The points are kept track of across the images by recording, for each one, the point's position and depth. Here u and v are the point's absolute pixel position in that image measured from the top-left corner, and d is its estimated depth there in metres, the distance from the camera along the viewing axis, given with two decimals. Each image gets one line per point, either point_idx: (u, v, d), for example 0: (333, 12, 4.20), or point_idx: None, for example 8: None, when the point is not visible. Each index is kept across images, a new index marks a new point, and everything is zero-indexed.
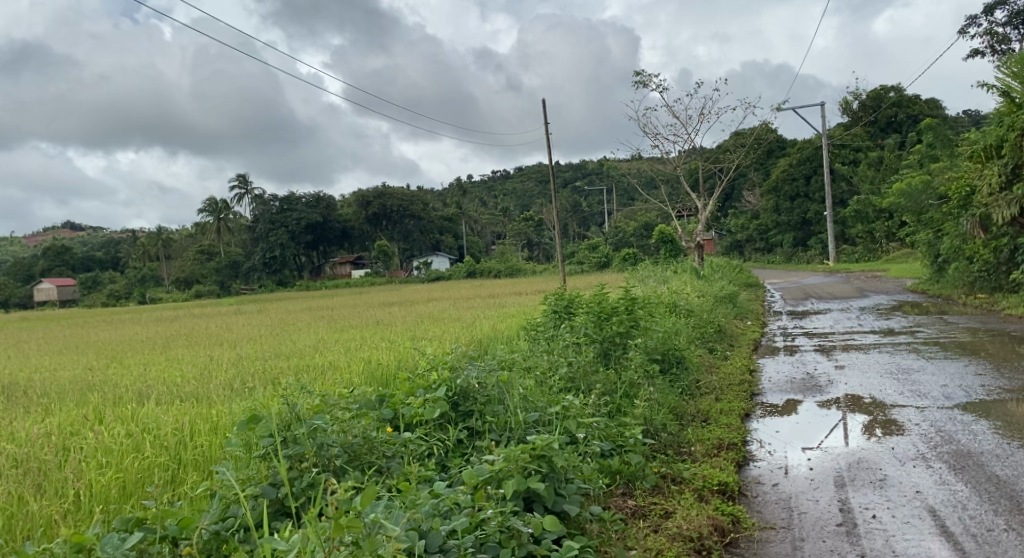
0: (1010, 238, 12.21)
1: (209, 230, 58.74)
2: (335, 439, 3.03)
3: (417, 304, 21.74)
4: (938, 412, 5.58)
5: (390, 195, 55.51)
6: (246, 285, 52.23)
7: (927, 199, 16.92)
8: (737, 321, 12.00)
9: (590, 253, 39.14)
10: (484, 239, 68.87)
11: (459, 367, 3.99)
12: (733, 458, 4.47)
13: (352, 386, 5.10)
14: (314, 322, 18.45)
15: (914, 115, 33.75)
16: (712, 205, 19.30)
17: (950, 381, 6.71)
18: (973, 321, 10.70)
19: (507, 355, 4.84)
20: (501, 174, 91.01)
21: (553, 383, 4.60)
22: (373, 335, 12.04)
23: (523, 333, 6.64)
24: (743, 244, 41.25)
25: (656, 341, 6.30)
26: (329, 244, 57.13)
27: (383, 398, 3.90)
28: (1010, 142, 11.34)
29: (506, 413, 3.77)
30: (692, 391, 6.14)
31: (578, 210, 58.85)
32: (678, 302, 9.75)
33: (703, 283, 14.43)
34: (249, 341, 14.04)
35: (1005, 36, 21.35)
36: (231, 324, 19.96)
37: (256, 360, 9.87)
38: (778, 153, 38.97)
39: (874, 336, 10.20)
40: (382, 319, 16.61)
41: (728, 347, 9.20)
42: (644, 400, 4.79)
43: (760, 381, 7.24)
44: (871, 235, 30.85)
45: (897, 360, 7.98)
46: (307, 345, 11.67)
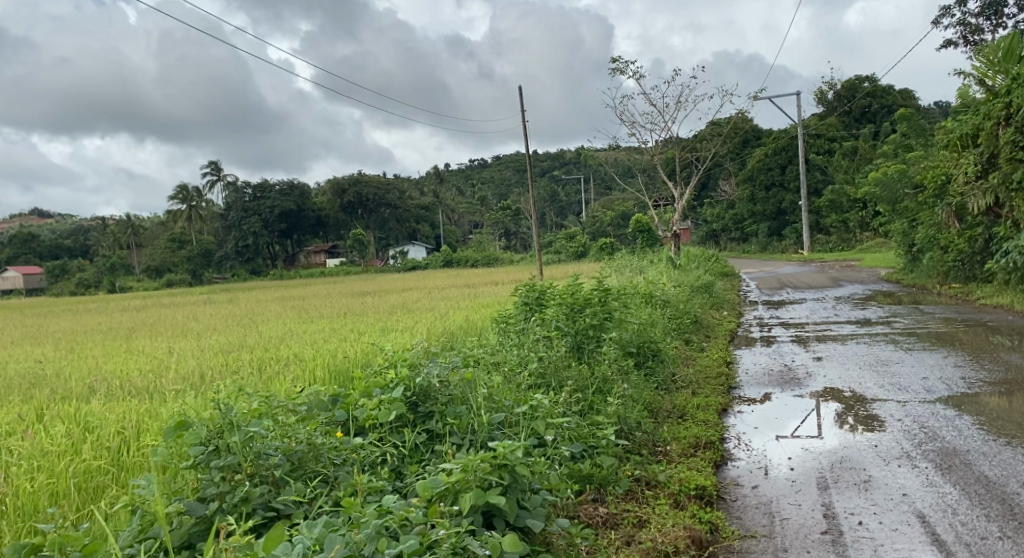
0: (985, 227, 12.16)
1: (180, 218, 57.59)
2: (274, 448, 2.75)
3: (392, 294, 21.44)
4: (920, 407, 5.41)
5: (365, 183, 54.83)
6: (219, 274, 51.30)
7: (903, 188, 16.92)
8: (714, 312, 11.84)
9: (567, 242, 38.97)
10: (460, 229, 68.49)
11: (419, 363, 3.69)
12: (710, 458, 4.24)
13: (309, 383, 4.79)
14: (284, 312, 18.03)
15: (888, 105, 34.06)
16: (689, 194, 19.11)
17: (930, 373, 6.55)
18: (949, 311, 10.65)
19: (473, 351, 4.57)
20: (478, 163, 90.60)
21: (522, 380, 4.32)
22: (343, 326, 11.67)
23: (493, 326, 6.37)
24: (719, 234, 41.38)
25: (631, 333, 6.07)
26: (303, 232, 56.33)
27: (336, 398, 3.61)
28: (986, 131, 11.27)
29: (469, 412, 3.50)
30: (667, 385, 5.95)
31: (555, 200, 58.68)
32: (654, 292, 9.53)
33: (680, 272, 14.27)
34: (215, 332, 13.61)
35: (978, 26, 21.41)
36: (198, 315, 19.44)
37: (218, 353, 9.47)
38: (754, 143, 39.05)
39: (851, 326, 10.11)
40: (353, 310, 16.22)
41: (704, 338, 9.03)
42: (617, 397, 4.54)
43: (737, 374, 7.04)
44: (845, 226, 31.00)
45: (875, 352, 7.83)
46: (274, 337, 11.31)
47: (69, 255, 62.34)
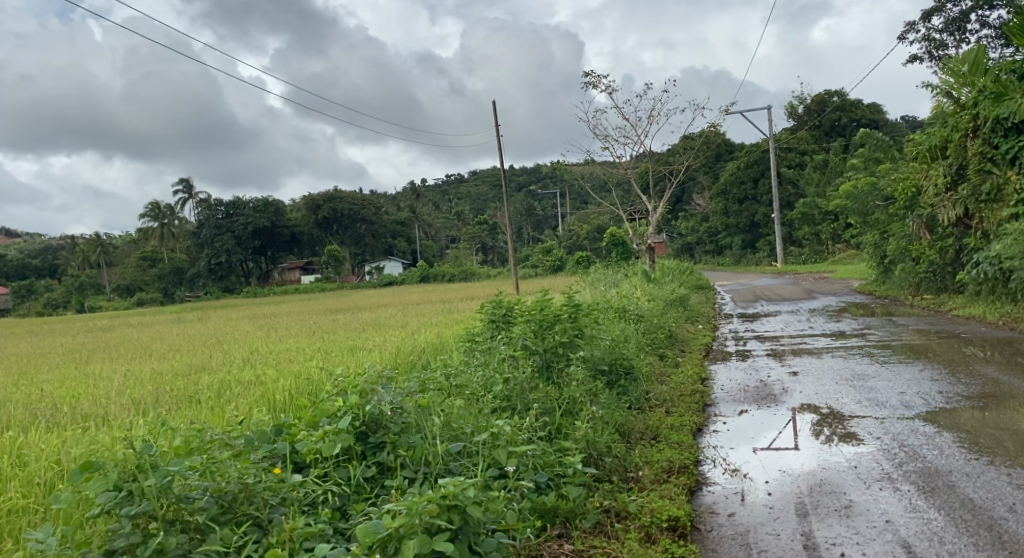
0: (956, 238, 12.14)
1: (151, 236, 56.66)
2: (202, 490, 2.52)
3: (365, 310, 21.09)
4: (899, 424, 5.24)
5: (339, 199, 54.39)
6: (190, 292, 50.43)
7: (874, 200, 17.02)
8: (689, 325, 11.71)
9: (544, 256, 38.89)
10: (438, 244, 68.18)
11: (371, 390, 3.42)
12: (684, 483, 4.02)
13: (258, 412, 4.48)
14: (254, 330, 17.61)
15: (856, 119, 34.65)
16: (663, 207, 19.05)
17: (907, 388, 6.41)
18: (923, 323, 10.59)
19: (433, 376, 4.32)
20: (456, 178, 90.66)
21: (486, 405, 4.07)
22: (310, 346, 11.34)
23: (458, 346, 6.11)
24: (693, 247, 41.55)
25: (602, 352, 5.87)
26: (277, 249, 55.63)
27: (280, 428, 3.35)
28: (955, 142, 11.37)
29: (424, 442, 3.26)
30: (640, 405, 5.73)
31: (532, 214, 58.54)
32: (627, 307, 9.34)
33: (654, 286, 14.17)
34: (179, 352, 13.22)
35: (942, 41, 21.75)
36: (164, 334, 18.93)
37: (176, 375, 9.11)
38: (727, 157, 39.40)
39: (825, 339, 10.00)
40: (323, 328, 15.88)
41: (679, 353, 8.86)
42: (586, 421, 4.30)
43: (712, 391, 6.84)
44: (817, 238, 31.23)
45: (851, 366, 7.69)
46: (238, 357, 10.98)
47: (36, 274, 60.93)
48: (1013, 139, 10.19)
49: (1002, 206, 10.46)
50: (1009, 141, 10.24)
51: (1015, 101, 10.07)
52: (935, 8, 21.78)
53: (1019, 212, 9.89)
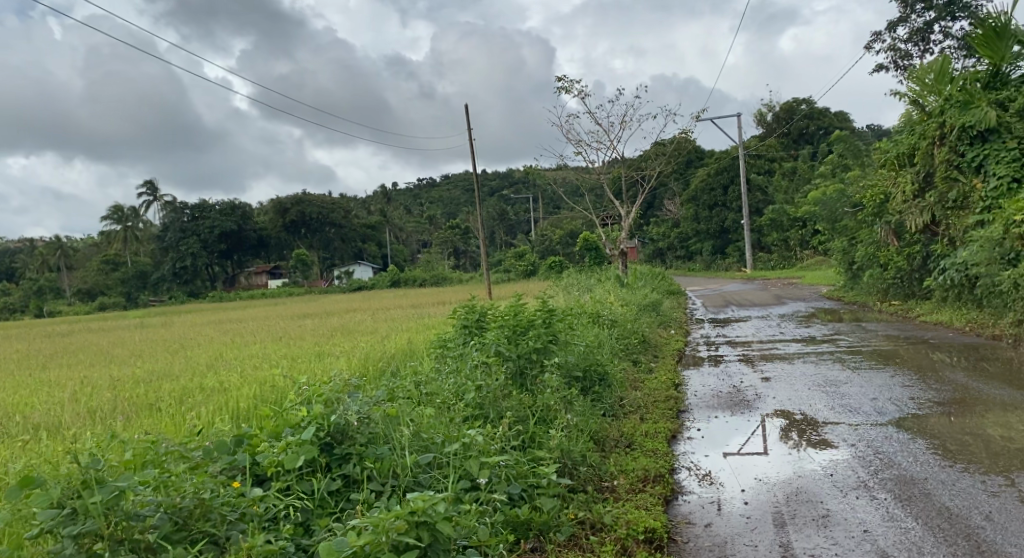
0: (923, 245, 12.29)
1: (115, 239, 55.44)
2: (154, 506, 2.38)
3: (334, 315, 20.77)
4: (872, 430, 5.23)
5: (309, 202, 53.78)
6: (155, 296, 49.39)
7: (842, 207, 17.23)
8: (661, 330, 11.68)
9: (516, 261, 38.80)
10: (409, 248, 67.76)
11: (337, 400, 3.28)
12: (660, 493, 3.94)
13: (219, 421, 4.29)
14: (220, 336, 17.23)
15: (823, 127, 35.50)
16: (635, 213, 19.09)
17: (879, 394, 6.42)
18: (892, 329, 10.68)
19: (402, 384, 4.17)
20: (428, 182, 90.30)
21: (457, 414, 3.95)
22: (276, 352, 11.07)
23: (429, 352, 5.97)
24: (664, 252, 41.80)
25: (576, 358, 5.78)
26: (245, 253, 54.76)
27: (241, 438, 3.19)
28: (921, 149, 11.56)
29: (392, 454, 3.13)
30: (615, 411, 5.65)
31: (504, 218, 58.45)
32: (600, 312, 9.29)
33: (626, 291, 14.15)
34: (140, 358, 12.84)
35: (907, 52, 22.18)
36: (126, 340, 18.43)
37: (136, 382, 8.82)
38: (698, 163, 39.76)
39: (796, 344, 10.04)
40: (290, 333, 15.59)
41: (652, 358, 8.80)
42: (560, 429, 4.19)
43: (685, 397, 6.79)
44: (785, 244, 31.57)
45: (822, 372, 7.70)
46: (201, 363, 10.69)
47: None
48: (979, 147, 10.38)
49: (967, 213, 10.63)
50: (974, 149, 10.43)
51: (980, 110, 10.27)
52: (900, 19, 22.21)
53: (985, 219, 10.05)
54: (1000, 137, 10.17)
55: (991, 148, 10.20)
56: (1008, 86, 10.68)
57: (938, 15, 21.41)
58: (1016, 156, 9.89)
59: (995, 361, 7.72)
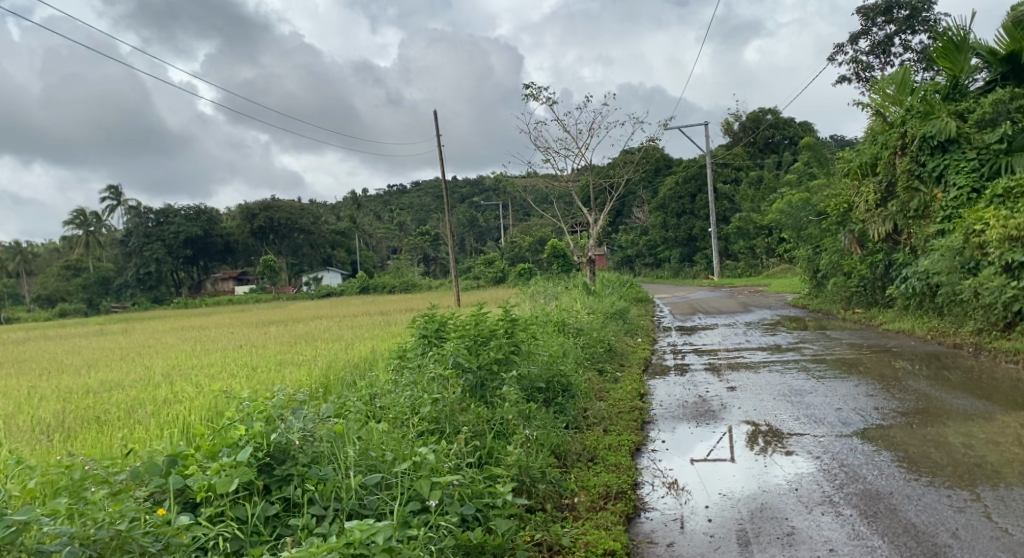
0: (885, 253, 12.41)
1: (76, 244, 54.00)
2: (64, 540, 2.17)
3: (299, 323, 20.39)
4: (836, 442, 5.16)
5: (276, 208, 53.07)
6: (117, 303, 48.17)
7: (807, 215, 17.41)
8: (628, 338, 11.61)
9: (486, 267, 38.65)
10: (379, 254, 67.21)
11: (279, 417, 3.09)
12: (621, 511, 3.80)
13: (156, 439, 4.04)
14: (179, 344, 16.73)
15: (789, 136, 35.88)
16: (603, 220, 19.05)
17: (843, 404, 6.39)
18: (855, 337, 10.73)
19: (353, 400, 3.99)
20: (398, 189, 89.83)
21: (411, 430, 3.76)
22: (235, 361, 10.71)
23: (387, 363, 5.74)
24: (633, 260, 41.99)
25: (539, 369, 5.64)
26: (210, 259, 53.71)
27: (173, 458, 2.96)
28: (884, 159, 11.70)
29: (337, 474, 2.94)
30: (578, 424, 5.51)
31: (474, 225, 58.25)
32: (566, 320, 9.14)
33: (594, 298, 14.06)
34: (93, 367, 12.38)
35: (868, 64, 22.58)
36: (80, 348, 17.80)
37: (85, 393, 8.42)
38: (666, 172, 40.06)
39: (762, 353, 10.02)
40: (252, 341, 15.21)
41: (618, 367, 8.70)
42: (519, 445, 4.04)
43: (651, 407, 6.68)
44: (751, 252, 31.88)
45: (787, 381, 7.66)
46: (156, 373, 10.32)
47: None
48: (939, 157, 10.51)
49: (928, 222, 10.76)
50: (935, 159, 10.56)
51: (940, 120, 10.41)
52: (862, 32, 22.62)
53: (946, 229, 10.18)
54: (959, 147, 10.30)
55: (951, 158, 10.33)
56: (967, 97, 10.85)
57: (898, 29, 21.83)
58: (976, 166, 10.04)
59: (956, 369, 7.76)
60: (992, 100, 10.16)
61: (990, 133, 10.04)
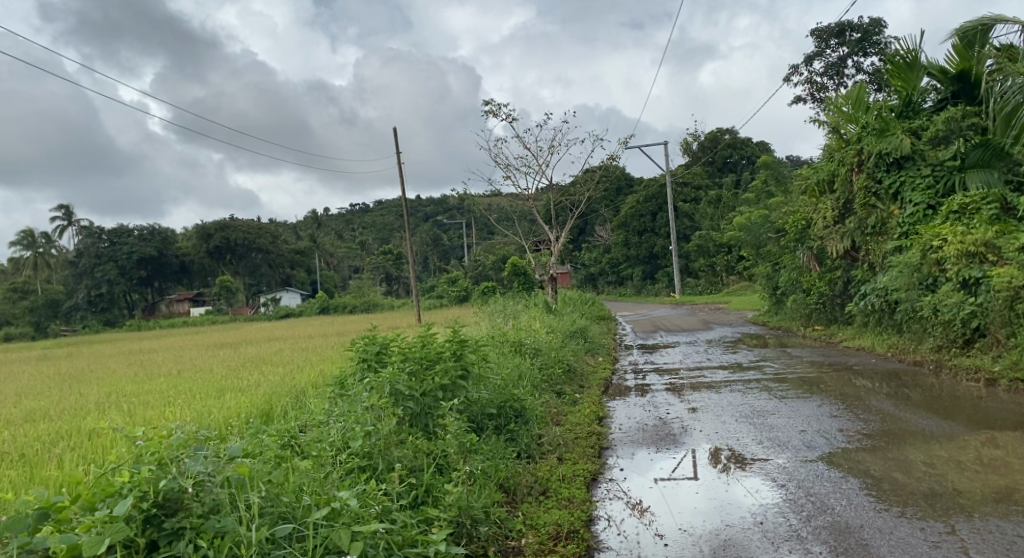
0: (843, 270, 12.38)
1: (23, 266, 51.98)
2: None
3: (252, 345, 19.66)
4: (802, 468, 4.90)
5: (233, 227, 51.98)
6: (66, 326, 46.26)
7: (766, 232, 17.46)
8: (588, 358, 11.31)
9: (449, 286, 38.14)
10: (340, 274, 66.27)
11: (179, 456, 2.69)
12: (572, 553, 3.51)
13: (42, 489, 3.57)
14: (121, 369, 15.87)
15: (746, 156, 36.41)
16: (565, 238, 18.83)
17: (807, 425, 6.17)
18: (816, 355, 10.60)
19: (271, 441, 3.58)
20: (360, 208, 89.16)
21: (339, 471, 3.38)
22: (175, 387, 10.06)
23: (326, 390, 5.28)
24: (596, 278, 41.98)
25: (489, 394, 5.27)
26: (165, 279, 52.12)
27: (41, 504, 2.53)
28: (841, 176, 11.73)
29: (237, 525, 2.54)
30: (531, 453, 5.16)
31: (437, 244, 57.83)
32: (522, 340, 8.76)
33: (554, 317, 13.73)
34: (23, 396, 11.60)
35: (823, 84, 22.95)
36: (18, 374, 16.85)
37: (5, 425, 7.73)
38: (627, 191, 40.29)
39: (723, 372, 9.78)
40: (198, 365, 14.52)
41: (577, 389, 8.36)
42: (459, 482, 3.67)
43: (609, 431, 6.35)
44: (712, 269, 32.08)
45: (749, 402, 7.39)
46: (89, 401, 9.66)
47: None
48: (895, 174, 10.53)
49: (886, 238, 10.73)
50: (891, 176, 10.58)
51: (895, 137, 10.42)
52: (816, 53, 22.98)
53: (903, 245, 10.15)
54: (914, 164, 10.31)
55: (907, 175, 10.34)
56: (920, 115, 10.86)
57: (851, 51, 22.20)
58: (931, 182, 10.04)
59: (917, 387, 7.62)
60: (945, 117, 10.14)
61: (944, 150, 10.03)
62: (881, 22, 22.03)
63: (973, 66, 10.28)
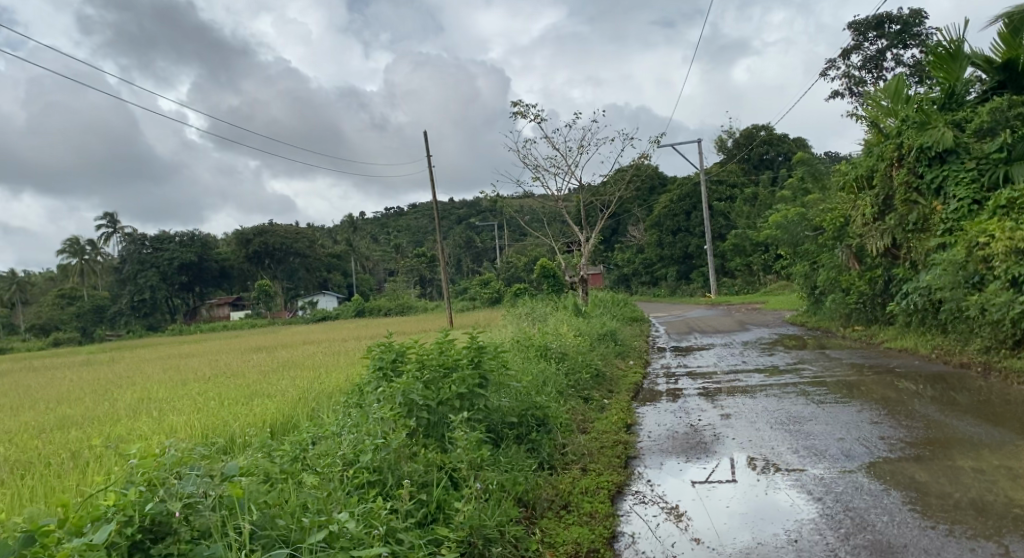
0: (884, 269, 11.91)
1: (70, 273, 53.44)
2: None
3: (286, 349, 19.79)
4: (840, 480, 4.61)
5: (271, 233, 52.73)
6: (111, 331, 47.33)
7: (803, 231, 17.01)
8: (618, 361, 11.07)
9: (482, 288, 38.07)
10: (375, 277, 66.80)
11: (171, 474, 2.56)
12: None
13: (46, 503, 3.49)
14: (157, 374, 16.06)
15: (783, 152, 35.67)
16: (596, 239, 18.56)
17: (846, 433, 5.86)
18: (856, 357, 10.18)
19: (276, 457, 3.45)
20: (395, 212, 89.95)
21: (345, 487, 3.24)
22: (206, 392, 10.10)
23: (344, 397, 5.17)
24: (629, 279, 41.54)
25: (509, 402, 5.10)
26: (206, 285, 53.10)
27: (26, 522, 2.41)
28: (881, 171, 11.27)
29: (227, 552, 2.42)
30: (553, 464, 4.97)
31: (470, 246, 57.93)
32: (548, 344, 8.57)
33: (583, 320, 13.50)
34: (61, 402, 11.78)
35: (861, 78, 22.31)
36: (59, 379, 17.17)
37: (38, 431, 7.79)
38: (660, 190, 39.81)
39: (759, 375, 9.43)
40: (232, 369, 14.63)
41: (605, 394, 8.12)
42: (472, 498, 3.50)
43: (638, 440, 6.11)
44: (749, 269, 31.48)
45: (785, 407, 7.07)
46: (121, 407, 9.72)
47: None
48: (937, 168, 10.06)
49: (928, 235, 10.28)
50: (933, 170, 10.11)
51: (937, 130, 9.96)
52: (853, 46, 22.36)
53: (947, 242, 9.70)
54: (958, 157, 9.85)
55: (950, 169, 9.88)
56: (964, 107, 10.38)
57: (891, 43, 21.52)
58: (975, 176, 9.59)
59: (963, 391, 7.23)
60: (990, 108, 9.69)
61: (990, 142, 9.57)
62: (921, 14, 21.34)
63: (1020, 55, 9.79)
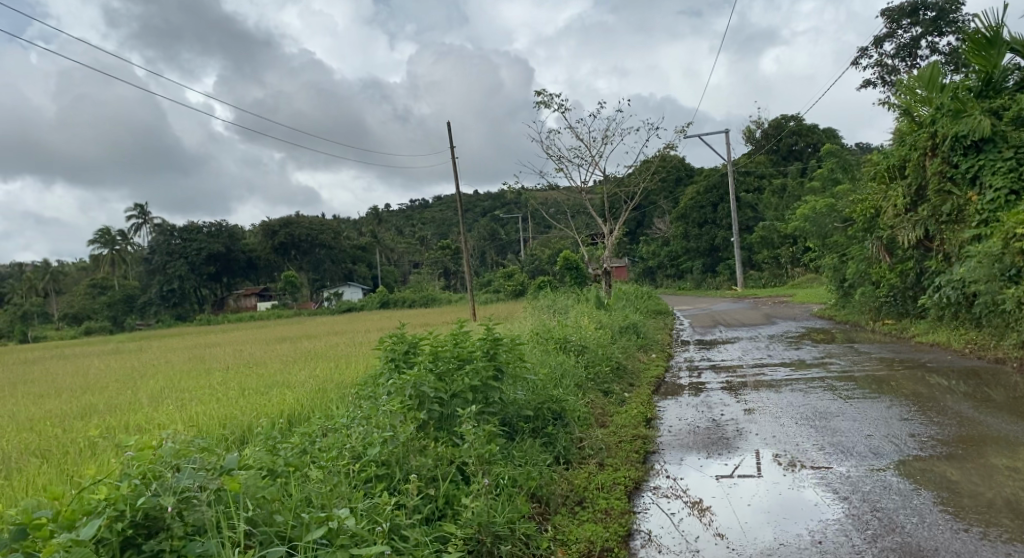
0: (916, 261, 11.56)
1: (102, 262, 54.42)
2: None
3: (308, 339, 19.89)
4: (867, 479, 4.43)
5: (297, 224, 53.14)
6: (141, 320, 48.11)
7: (832, 222, 16.65)
8: (640, 354, 10.91)
9: (505, 279, 38.00)
10: (400, 268, 67.11)
11: (167, 469, 2.51)
12: None
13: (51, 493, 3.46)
14: (181, 363, 16.22)
15: (812, 143, 35.05)
16: (620, 230, 18.34)
17: (874, 430, 5.65)
18: (886, 351, 9.89)
19: (281, 450, 3.39)
20: (420, 204, 90.31)
21: (351, 481, 3.17)
22: (227, 382, 10.15)
23: (356, 389, 5.10)
24: (654, 271, 41.14)
25: (524, 395, 5.01)
26: (234, 275, 53.78)
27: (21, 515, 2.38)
28: (913, 161, 10.94)
29: (221, 550, 2.37)
30: (569, 459, 4.85)
31: (495, 239, 57.86)
32: (569, 336, 8.45)
33: (605, 312, 13.33)
34: (87, 390, 11.94)
35: (894, 67, 21.75)
36: (87, 368, 17.43)
37: (59, 419, 7.86)
38: (687, 182, 39.34)
39: (784, 370, 9.21)
40: (253, 359, 14.72)
41: (626, 388, 7.97)
42: (482, 494, 3.41)
43: (658, 435, 5.95)
44: (776, 262, 30.96)
45: (811, 403, 6.86)
46: (142, 396, 9.80)
47: None
48: (972, 158, 9.73)
49: (963, 227, 9.94)
50: (969, 160, 9.77)
51: (973, 118, 9.61)
52: (887, 34, 21.79)
53: (982, 233, 9.35)
54: (994, 146, 9.52)
55: (986, 158, 9.54)
56: (1002, 94, 10.02)
57: (925, 31, 20.94)
58: (1013, 166, 9.25)
59: (997, 387, 6.97)
60: None
61: None
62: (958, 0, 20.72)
63: None
